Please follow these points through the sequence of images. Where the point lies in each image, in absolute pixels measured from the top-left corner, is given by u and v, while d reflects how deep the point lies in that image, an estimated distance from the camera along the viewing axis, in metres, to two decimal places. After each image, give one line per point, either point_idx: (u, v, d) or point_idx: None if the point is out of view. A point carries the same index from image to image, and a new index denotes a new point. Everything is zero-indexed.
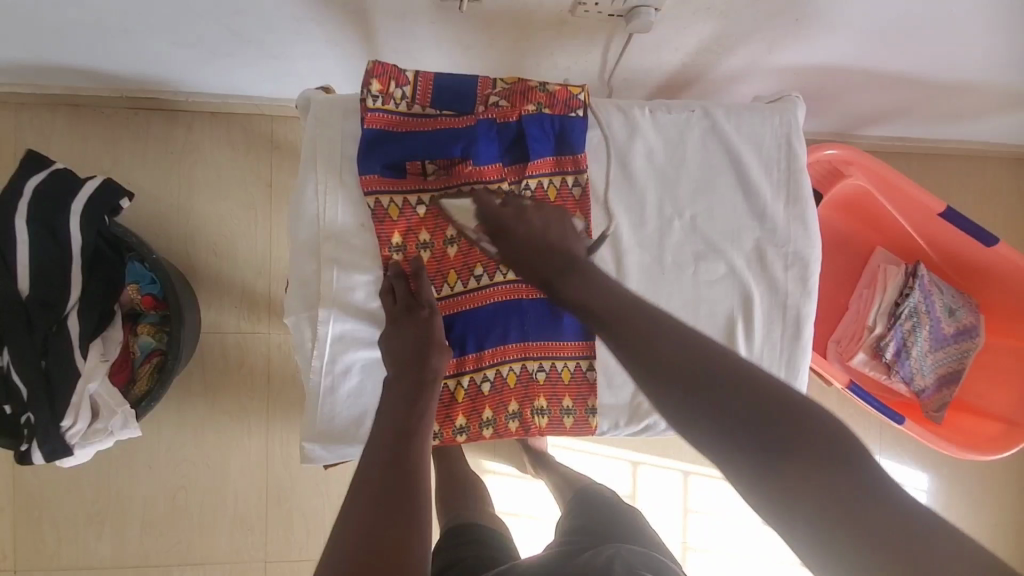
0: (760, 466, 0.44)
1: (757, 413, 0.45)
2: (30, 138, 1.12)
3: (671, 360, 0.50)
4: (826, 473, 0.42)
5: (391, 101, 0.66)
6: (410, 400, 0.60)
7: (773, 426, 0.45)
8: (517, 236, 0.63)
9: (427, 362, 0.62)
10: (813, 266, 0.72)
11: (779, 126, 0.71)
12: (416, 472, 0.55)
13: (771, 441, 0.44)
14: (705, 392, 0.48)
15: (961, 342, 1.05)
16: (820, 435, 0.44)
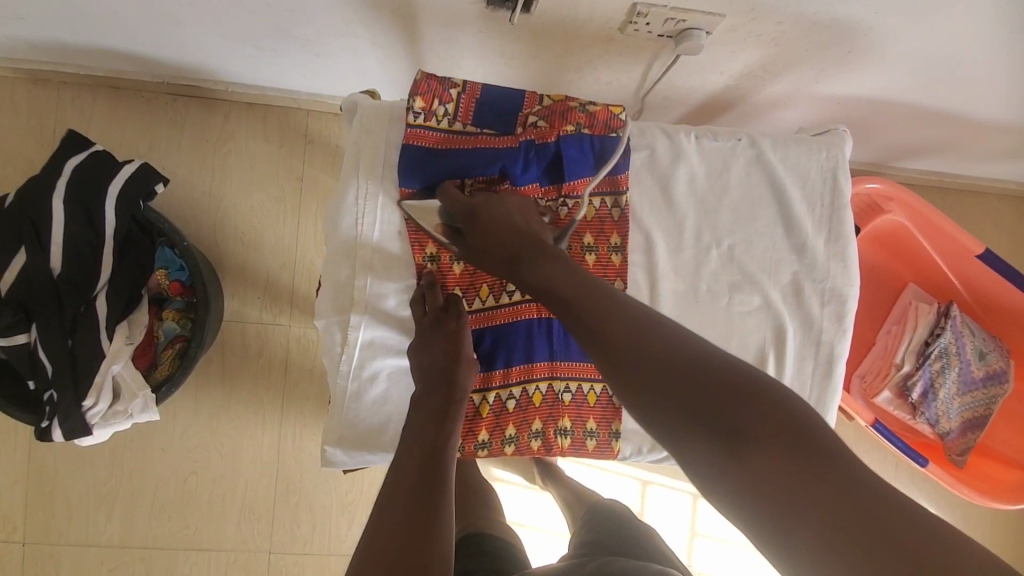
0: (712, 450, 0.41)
1: (722, 411, 0.42)
2: (70, 117, 1.13)
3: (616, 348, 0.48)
4: (793, 475, 0.38)
5: (433, 118, 0.64)
6: (439, 416, 0.60)
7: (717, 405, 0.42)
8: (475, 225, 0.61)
9: (454, 378, 0.61)
10: (850, 304, 0.70)
11: (826, 161, 0.70)
12: (443, 491, 0.54)
13: (738, 436, 0.41)
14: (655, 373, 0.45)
15: (989, 387, 1.02)
16: (771, 412, 0.41)
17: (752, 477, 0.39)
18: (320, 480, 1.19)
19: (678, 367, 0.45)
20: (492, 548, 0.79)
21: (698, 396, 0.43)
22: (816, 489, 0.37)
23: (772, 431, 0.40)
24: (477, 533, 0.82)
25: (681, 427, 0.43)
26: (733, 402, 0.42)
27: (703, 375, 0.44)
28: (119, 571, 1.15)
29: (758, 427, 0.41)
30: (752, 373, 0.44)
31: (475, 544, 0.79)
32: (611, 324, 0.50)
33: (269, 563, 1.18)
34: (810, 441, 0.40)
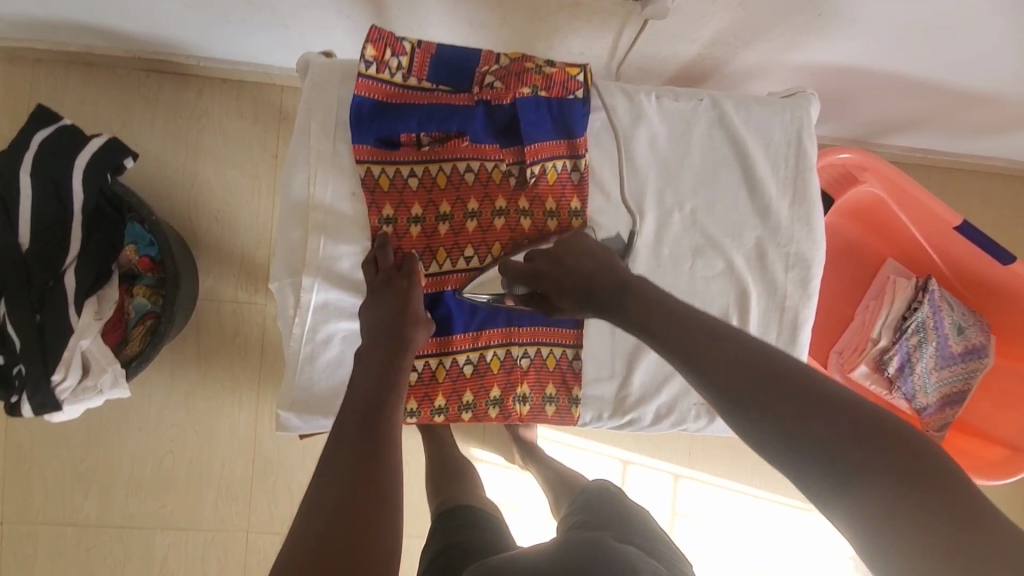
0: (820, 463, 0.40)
1: (774, 379, 0.44)
2: (43, 94, 1.12)
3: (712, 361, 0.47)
4: (833, 440, 0.40)
5: (386, 69, 0.62)
6: (381, 368, 0.58)
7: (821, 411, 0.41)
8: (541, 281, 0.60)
9: (402, 333, 0.60)
10: (816, 268, 0.69)
11: (789, 122, 0.69)
12: (387, 442, 0.54)
13: (792, 405, 0.42)
14: (749, 380, 0.44)
15: (969, 362, 1.01)
16: (883, 430, 0.40)
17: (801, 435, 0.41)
18: (297, 458, 1.18)
19: (777, 376, 0.44)
20: (473, 521, 0.76)
21: (753, 368, 0.45)
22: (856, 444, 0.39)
23: (828, 407, 0.41)
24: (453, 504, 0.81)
25: (728, 399, 0.45)
26: (782, 379, 0.44)
27: (751, 357, 0.46)
28: (96, 551, 1.15)
29: (804, 396, 0.42)
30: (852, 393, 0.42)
31: (455, 519, 0.76)
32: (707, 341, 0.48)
33: (246, 543, 1.18)
34: (852, 403, 0.41)
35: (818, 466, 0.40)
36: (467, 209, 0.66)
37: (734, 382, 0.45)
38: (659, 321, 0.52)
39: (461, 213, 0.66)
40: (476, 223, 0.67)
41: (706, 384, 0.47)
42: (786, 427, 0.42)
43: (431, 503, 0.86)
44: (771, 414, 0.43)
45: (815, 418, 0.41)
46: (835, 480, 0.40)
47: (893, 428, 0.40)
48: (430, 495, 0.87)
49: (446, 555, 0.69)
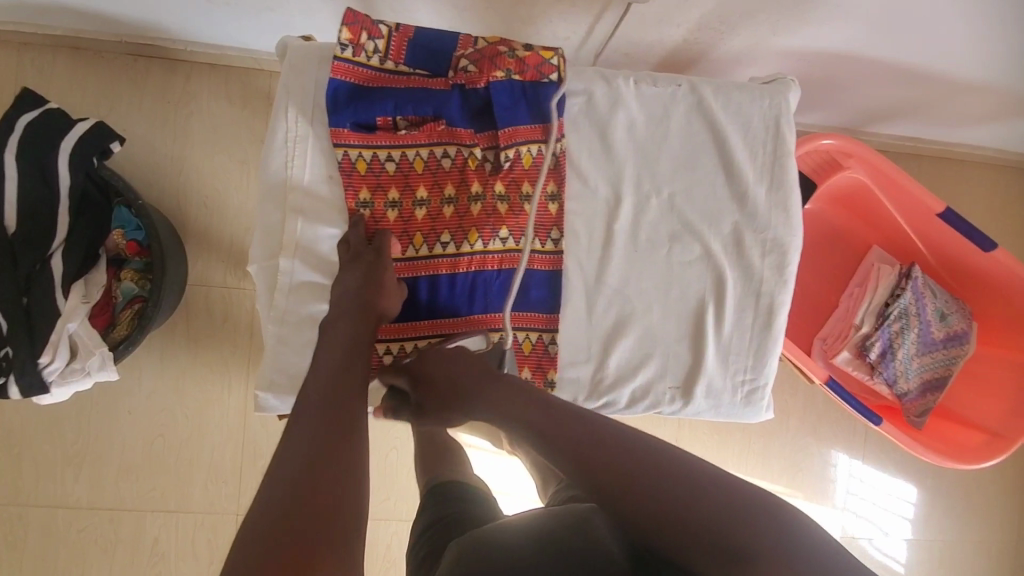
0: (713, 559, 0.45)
1: (654, 480, 0.48)
2: (29, 77, 1.11)
3: (593, 463, 0.51)
4: (719, 537, 0.45)
5: (362, 52, 0.63)
6: (348, 338, 0.59)
7: (693, 513, 0.46)
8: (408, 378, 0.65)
9: (371, 303, 0.61)
10: (792, 255, 0.70)
11: (768, 108, 0.69)
12: (355, 421, 0.54)
13: (656, 514, 0.47)
14: (627, 481, 0.49)
15: (949, 348, 1.02)
16: (758, 525, 0.45)
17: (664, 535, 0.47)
18: None
19: (653, 481, 0.48)
20: (461, 494, 0.78)
21: (635, 469, 0.49)
22: (707, 550, 0.45)
23: (709, 507, 0.46)
24: (441, 481, 0.82)
25: (608, 494, 0.49)
26: (663, 477, 0.48)
27: (622, 454, 0.51)
28: (87, 533, 1.16)
29: (662, 505, 0.47)
30: (733, 492, 0.47)
31: (443, 494, 0.79)
32: (585, 442, 0.52)
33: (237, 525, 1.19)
34: (728, 502, 0.46)
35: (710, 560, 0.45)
36: (444, 194, 0.67)
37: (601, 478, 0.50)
38: (549, 411, 0.56)
39: (438, 198, 0.67)
40: (452, 209, 0.67)
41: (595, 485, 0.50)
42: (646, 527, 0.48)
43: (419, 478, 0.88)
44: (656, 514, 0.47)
45: (691, 521, 0.46)
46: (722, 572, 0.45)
47: (769, 524, 0.45)
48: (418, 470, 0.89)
49: (433, 530, 0.71)
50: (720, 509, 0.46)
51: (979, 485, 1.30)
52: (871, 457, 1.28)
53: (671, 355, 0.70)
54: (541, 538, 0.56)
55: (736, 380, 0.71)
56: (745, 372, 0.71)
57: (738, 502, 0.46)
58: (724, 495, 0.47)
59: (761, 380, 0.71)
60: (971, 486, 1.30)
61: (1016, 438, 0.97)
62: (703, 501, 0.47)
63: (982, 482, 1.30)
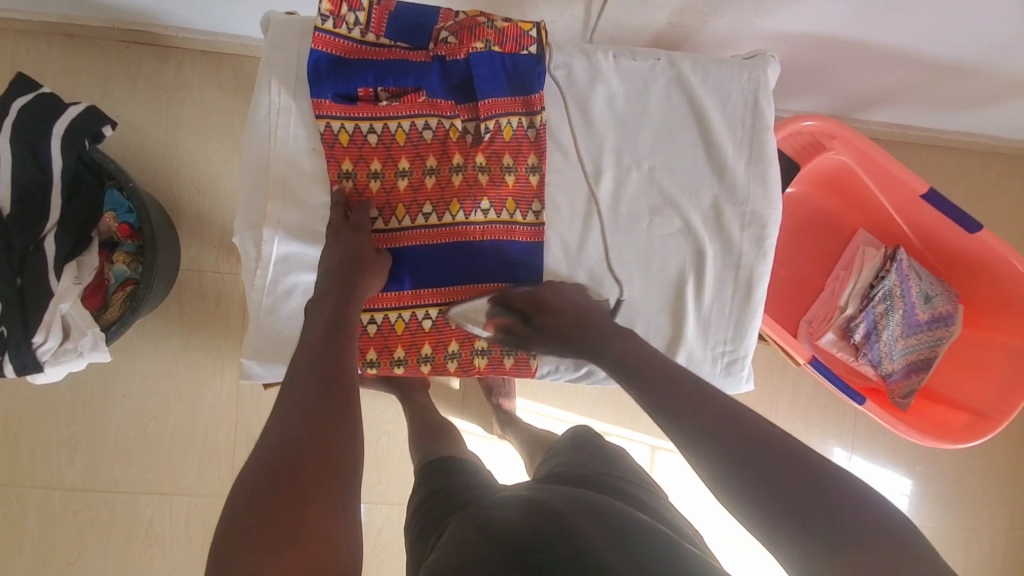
0: (780, 511, 0.46)
1: (738, 433, 0.50)
2: (24, 63, 1.12)
3: (690, 411, 0.53)
4: (786, 490, 0.46)
5: (343, 24, 0.65)
6: (336, 309, 0.61)
7: (772, 467, 0.47)
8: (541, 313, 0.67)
9: (354, 277, 0.63)
10: (770, 228, 0.72)
11: (746, 83, 0.71)
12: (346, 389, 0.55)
13: (741, 461, 0.48)
14: (714, 431, 0.51)
15: (935, 329, 1.03)
16: (827, 487, 0.46)
17: (745, 497, 0.48)
18: None
19: (741, 435, 0.50)
20: (459, 468, 0.76)
21: (723, 420, 0.51)
22: (786, 513, 0.46)
23: (778, 464, 0.47)
24: (440, 458, 0.79)
25: (699, 442, 0.51)
26: (748, 433, 0.50)
27: (715, 412, 0.52)
28: (83, 514, 1.17)
29: (753, 465, 0.48)
30: (804, 457, 0.48)
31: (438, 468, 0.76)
32: (686, 393, 0.55)
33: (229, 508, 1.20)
34: (803, 461, 0.47)
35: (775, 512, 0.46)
36: (426, 165, 0.68)
37: (699, 434, 0.51)
38: (649, 368, 0.59)
39: (420, 170, 0.68)
40: (435, 180, 0.68)
41: (686, 431, 0.52)
42: (731, 485, 0.48)
43: (415, 456, 0.86)
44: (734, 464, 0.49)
45: (765, 471, 0.47)
46: (783, 525, 0.45)
47: (835, 486, 0.46)
48: (415, 448, 0.87)
49: (426, 505, 0.68)
50: (791, 468, 0.47)
51: (971, 471, 1.31)
52: (863, 443, 1.28)
53: (652, 327, 0.73)
54: (533, 513, 0.52)
55: (715, 351, 0.74)
56: (725, 343, 0.74)
57: (805, 463, 0.47)
58: (797, 454, 0.48)
59: (741, 351, 0.74)
60: (963, 473, 1.31)
61: (1003, 418, 0.97)
62: (790, 468, 0.47)
63: (974, 468, 1.31)
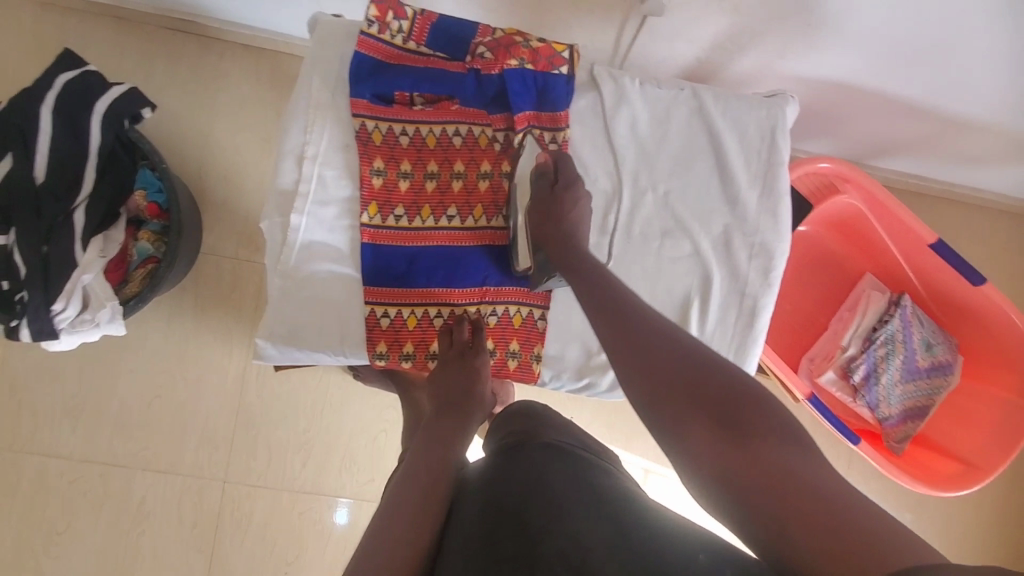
0: (717, 430, 0.46)
1: (682, 359, 0.51)
2: (72, 41, 1.17)
3: (643, 338, 0.53)
4: (720, 413, 0.47)
5: (387, 30, 0.68)
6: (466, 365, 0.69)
7: (717, 393, 0.48)
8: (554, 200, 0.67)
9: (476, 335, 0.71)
10: (777, 260, 0.75)
11: (764, 119, 0.74)
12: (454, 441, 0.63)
13: (684, 388, 0.49)
14: (663, 358, 0.51)
15: (934, 377, 1.05)
16: (759, 405, 0.47)
17: (670, 404, 0.49)
18: (278, 413, 1.23)
19: (686, 362, 0.50)
20: None
21: (671, 344, 0.52)
22: (708, 416, 0.47)
23: (715, 384, 0.48)
24: None
25: (641, 372, 0.51)
26: (693, 362, 0.50)
27: (653, 336, 0.53)
28: (78, 485, 1.18)
29: (684, 385, 0.49)
30: (745, 384, 0.49)
31: None
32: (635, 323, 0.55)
33: (221, 492, 1.21)
34: (740, 383, 0.48)
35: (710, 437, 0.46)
36: (453, 170, 0.71)
37: (633, 351, 0.53)
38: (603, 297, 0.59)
39: (448, 173, 0.71)
40: (461, 184, 0.71)
41: (637, 354, 0.52)
42: (658, 399, 0.49)
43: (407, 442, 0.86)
44: (673, 390, 0.49)
45: (704, 388, 0.48)
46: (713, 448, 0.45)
47: (766, 408, 0.47)
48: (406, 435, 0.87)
49: None
50: (731, 392, 0.48)
51: (961, 527, 1.30)
52: (857, 489, 1.28)
53: None
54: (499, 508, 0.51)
55: None
56: None
57: (744, 389, 0.48)
58: (737, 379, 0.49)
59: None
60: (954, 527, 1.30)
61: (993, 469, 0.98)
62: (733, 395, 0.48)
63: (965, 524, 1.30)
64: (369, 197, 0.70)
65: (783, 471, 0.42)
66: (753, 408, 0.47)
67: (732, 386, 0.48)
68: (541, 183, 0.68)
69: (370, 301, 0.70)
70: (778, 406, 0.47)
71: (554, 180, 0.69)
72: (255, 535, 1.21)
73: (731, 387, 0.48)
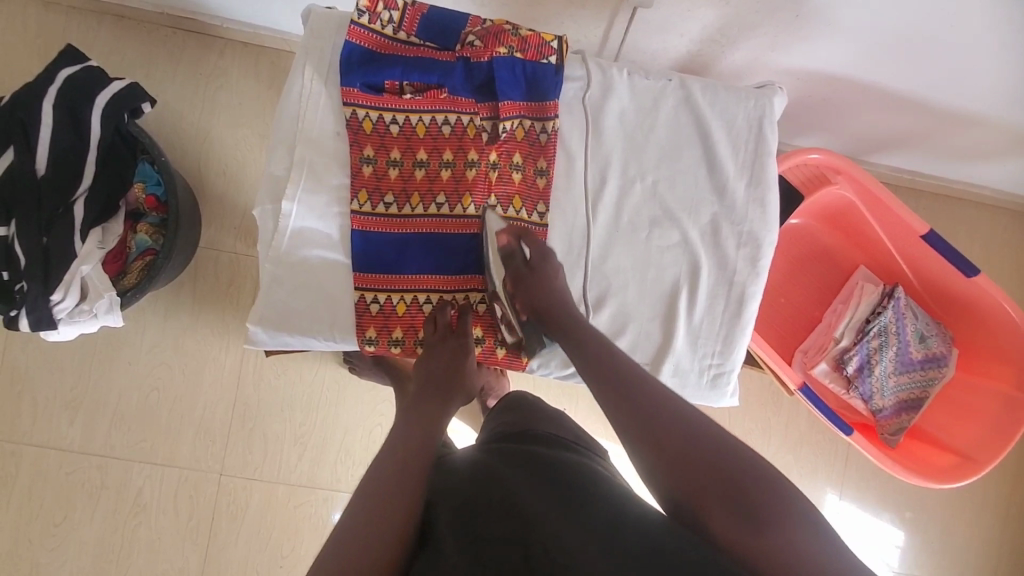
0: (733, 512, 0.48)
1: (694, 440, 0.52)
2: (74, 37, 1.19)
3: (654, 416, 0.55)
4: (736, 494, 0.48)
5: (378, 21, 0.70)
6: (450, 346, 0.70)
7: (729, 473, 0.50)
8: (531, 277, 0.68)
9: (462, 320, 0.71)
10: (765, 249, 0.75)
11: (752, 109, 0.75)
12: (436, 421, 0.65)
13: (699, 469, 0.50)
14: (676, 437, 0.53)
15: (928, 369, 1.05)
16: (771, 485, 0.49)
17: (686, 490, 0.50)
18: (275, 408, 1.24)
19: (699, 443, 0.52)
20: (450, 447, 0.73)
21: (682, 425, 0.53)
22: (723, 501, 0.49)
23: (728, 466, 0.50)
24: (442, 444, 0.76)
25: (657, 450, 0.53)
26: (705, 441, 0.52)
27: (664, 416, 0.54)
28: (76, 477, 1.19)
29: (698, 471, 0.50)
30: (755, 463, 0.50)
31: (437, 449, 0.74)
32: (646, 399, 0.56)
33: (218, 485, 1.22)
34: (751, 463, 0.50)
35: (726, 520, 0.48)
36: (442, 158, 0.72)
37: (645, 430, 0.54)
38: (616, 373, 0.60)
39: (437, 162, 0.72)
40: (450, 172, 0.72)
41: (648, 435, 0.54)
42: (674, 479, 0.51)
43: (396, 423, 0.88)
44: (689, 472, 0.51)
45: (718, 468, 0.50)
46: (731, 530, 0.47)
47: (778, 489, 0.49)
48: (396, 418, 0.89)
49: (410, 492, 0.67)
50: (744, 472, 0.50)
51: (959, 524, 1.30)
52: (853, 486, 1.28)
53: (643, 333, 0.75)
54: (490, 501, 0.53)
55: (703, 363, 0.76)
56: (713, 356, 0.76)
57: (756, 468, 0.50)
58: (747, 458, 0.51)
59: (728, 365, 0.76)
60: (953, 525, 1.30)
61: (988, 462, 0.98)
62: (745, 475, 0.49)
63: (964, 522, 1.30)
64: (360, 184, 0.71)
65: (796, 557, 0.45)
66: (766, 489, 0.49)
67: (745, 466, 0.50)
68: (515, 264, 0.69)
69: (360, 286, 0.71)
70: (788, 484, 0.49)
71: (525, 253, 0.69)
72: (251, 527, 1.22)
73: (744, 468, 0.50)
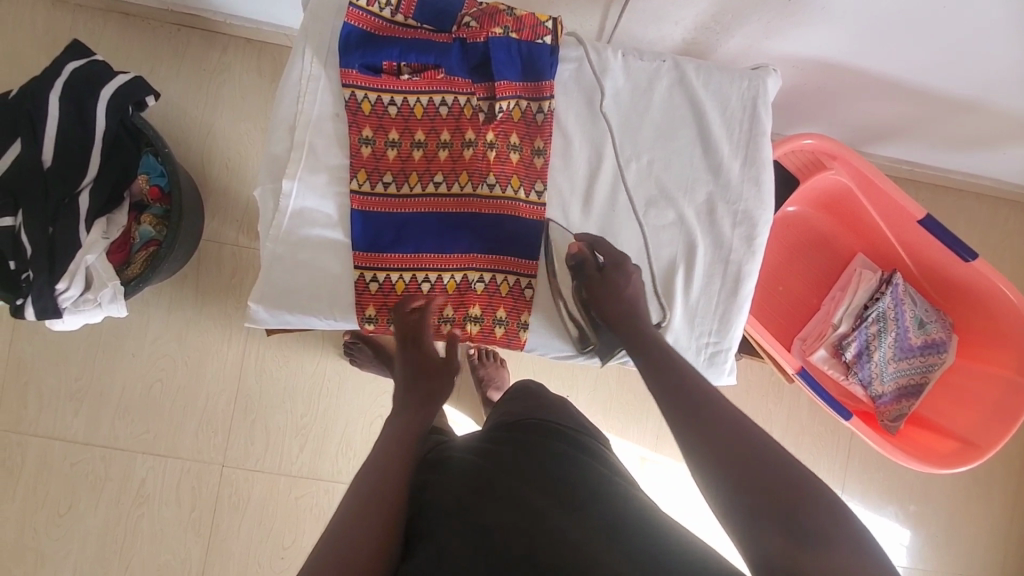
0: (784, 532, 0.46)
1: (754, 456, 0.51)
2: (80, 34, 1.21)
3: (714, 426, 0.54)
4: (788, 513, 0.47)
5: (376, 4, 0.71)
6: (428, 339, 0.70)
7: (779, 491, 0.48)
8: (604, 283, 0.69)
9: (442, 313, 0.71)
10: (760, 228, 0.76)
11: (746, 89, 0.76)
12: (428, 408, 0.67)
13: (754, 485, 0.49)
14: (732, 450, 0.51)
15: (927, 355, 1.05)
16: (822, 507, 0.47)
17: (739, 505, 0.49)
18: (276, 399, 1.24)
19: (755, 457, 0.50)
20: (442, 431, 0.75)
21: (739, 440, 0.52)
22: (776, 519, 0.47)
23: (780, 484, 0.48)
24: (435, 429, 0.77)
25: (711, 461, 0.52)
26: (758, 457, 0.50)
27: (721, 427, 0.53)
28: (80, 467, 1.20)
29: (737, 474, 0.50)
30: (808, 484, 0.49)
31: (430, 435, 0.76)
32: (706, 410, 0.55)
33: (220, 476, 1.22)
34: (804, 483, 0.48)
35: (774, 537, 0.46)
36: (440, 139, 0.73)
37: (701, 439, 0.53)
38: (665, 375, 0.61)
39: (434, 143, 0.73)
40: (447, 153, 0.73)
41: (703, 447, 0.53)
42: (730, 488, 0.50)
43: None
44: (743, 486, 0.49)
45: (770, 484, 0.49)
46: (779, 546, 0.46)
47: (831, 512, 0.47)
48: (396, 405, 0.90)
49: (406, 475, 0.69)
50: (795, 492, 0.48)
51: (964, 516, 1.29)
52: (855, 477, 1.27)
53: None
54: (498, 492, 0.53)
55: (700, 341, 0.77)
56: (710, 335, 0.77)
57: (808, 488, 0.48)
58: (800, 478, 0.49)
59: (725, 344, 0.77)
60: (957, 517, 1.29)
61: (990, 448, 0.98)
62: (795, 493, 0.48)
63: (968, 514, 1.29)
64: (359, 165, 0.72)
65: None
66: (817, 509, 0.47)
67: (797, 485, 0.48)
68: (587, 271, 0.71)
69: (359, 265, 0.72)
70: (838, 507, 0.48)
71: (599, 260, 0.71)
72: (254, 519, 1.22)
73: (797, 488, 0.48)
